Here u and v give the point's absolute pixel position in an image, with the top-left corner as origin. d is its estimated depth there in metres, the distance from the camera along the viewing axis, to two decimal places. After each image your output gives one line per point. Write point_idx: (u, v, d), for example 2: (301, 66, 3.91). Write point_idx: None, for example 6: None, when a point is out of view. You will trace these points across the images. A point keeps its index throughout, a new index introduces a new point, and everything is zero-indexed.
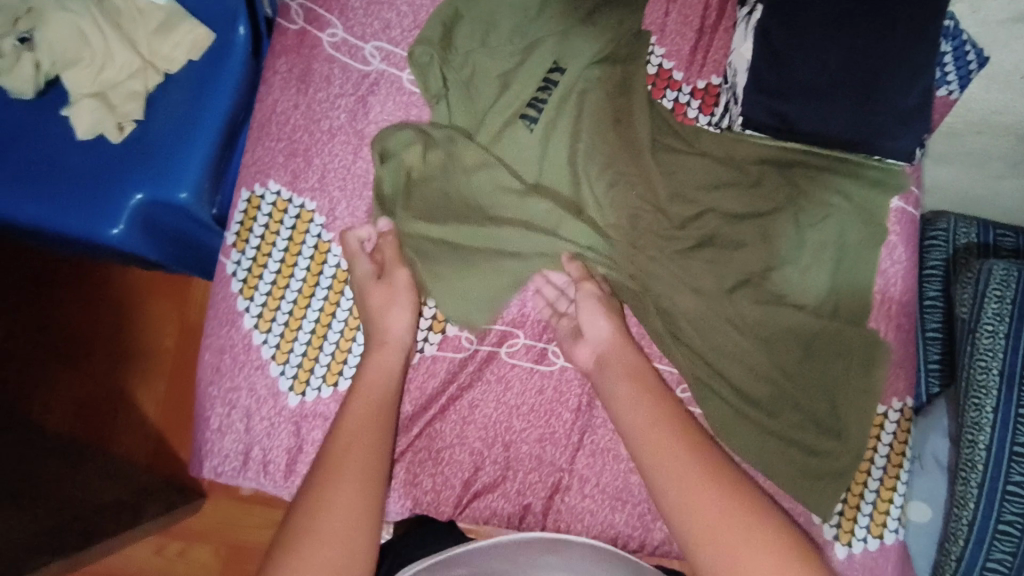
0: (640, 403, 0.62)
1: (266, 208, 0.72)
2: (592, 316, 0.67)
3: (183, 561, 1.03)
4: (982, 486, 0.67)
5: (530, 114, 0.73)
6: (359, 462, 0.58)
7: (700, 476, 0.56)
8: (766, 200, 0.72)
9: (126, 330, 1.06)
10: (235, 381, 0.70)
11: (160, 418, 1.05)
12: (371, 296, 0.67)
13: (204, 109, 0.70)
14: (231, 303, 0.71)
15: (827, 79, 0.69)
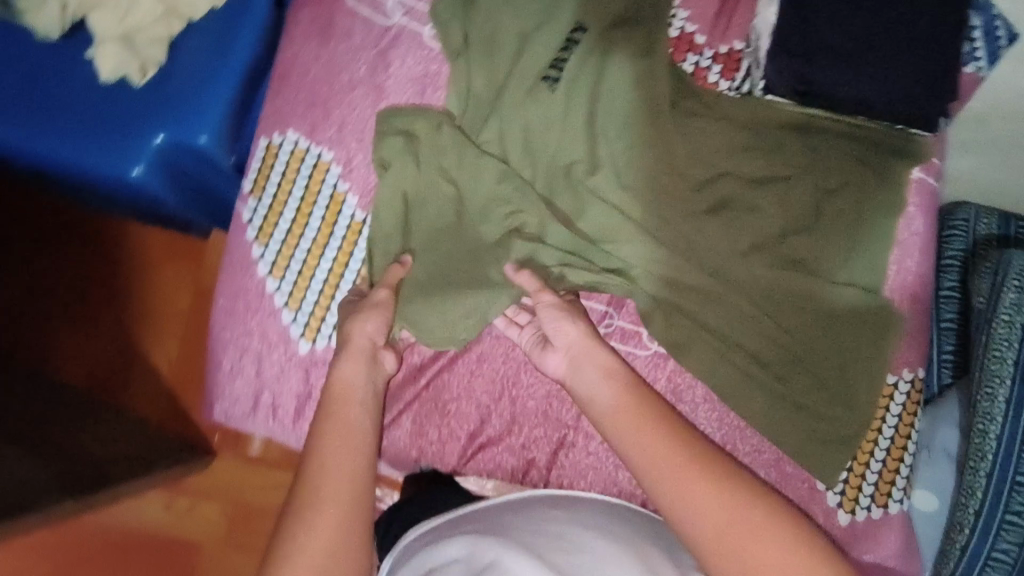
0: (643, 428, 0.57)
1: (283, 157, 0.73)
2: (556, 322, 0.64)
3: (191, 517, 1.04)
4: (989, 475, 0.68)
5: (552, 74, 0.72)
6: (333, 489, 0.55)
7: (700, 472, 0.54)
8: (784, 166, 0.72)
9: (141, 288, 1.07)
10: (247, 326, 0.72)
11: (172, 373, 1.06)
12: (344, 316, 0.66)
13: (226, 54, 0.70)
14: (248, 251, 0.72)
15: (854, 41, 0.68)
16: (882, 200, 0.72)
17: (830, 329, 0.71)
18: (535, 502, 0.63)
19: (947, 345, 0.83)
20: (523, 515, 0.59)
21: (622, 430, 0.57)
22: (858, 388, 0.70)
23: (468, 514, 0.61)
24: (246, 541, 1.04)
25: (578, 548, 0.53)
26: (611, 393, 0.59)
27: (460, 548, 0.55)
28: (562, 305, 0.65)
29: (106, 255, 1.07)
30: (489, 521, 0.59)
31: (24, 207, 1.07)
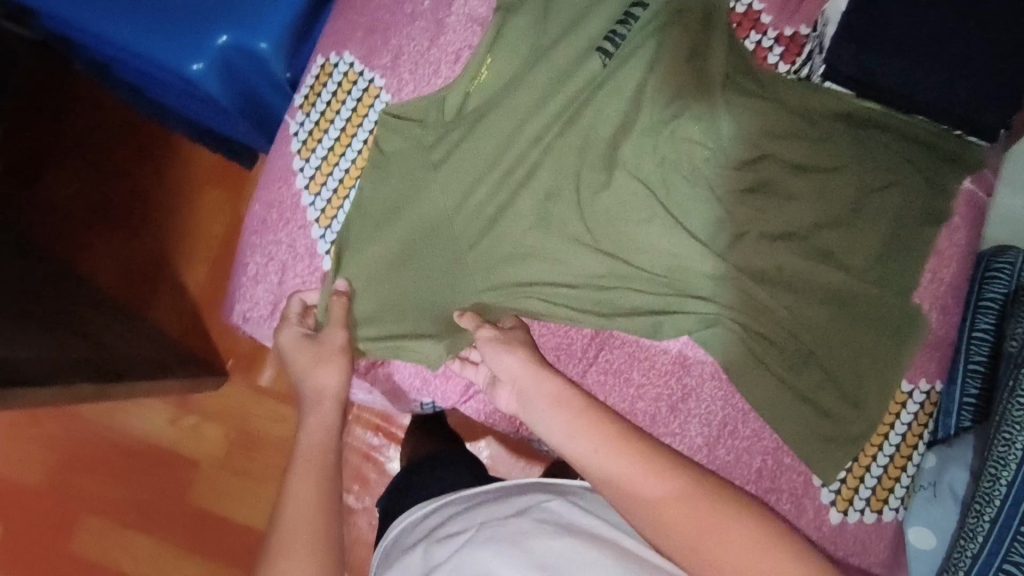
0: (641, 479, 0.54)
1: (337, 77, 0.74)
2: (496, 355, 0.64)
3: (194, 435, 1.06)
4: (994, 521, 0.64)
5: (605, 48, 0.72)
6: (308, 525, 0.56)
7: (667, 487, 0.53)
8: (832, 157, 0.70)
9: (181, 202, 1.10)
10: (277, 237, 0.74)
11: (198, 290, 1.09)
12: (301, 356, 0.67)
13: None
14: (288, 163, 0.74)
15: (924, 38, 0.67)
16: (928, 204, 0.70)
17: (852, 328, 0.69)
18: (518, 491, 0.62)
19: (972, 388, 0.75)
20: (507, 502, 0.58)
21: (617, 480, 0.54)
22: (869, 390, 0.69)
23: (455, 513, 0.60)
24: (240, 466, 1.05)
25: (558, 534, 0.52)
26: (563, 421, 0.58)
27: (444, 544, 0.55)
28: (495, 343, 0.64)
29: (151, 167, 1.10)
30: (471, 514, 0.58)
31: (83, 106, 1.11)
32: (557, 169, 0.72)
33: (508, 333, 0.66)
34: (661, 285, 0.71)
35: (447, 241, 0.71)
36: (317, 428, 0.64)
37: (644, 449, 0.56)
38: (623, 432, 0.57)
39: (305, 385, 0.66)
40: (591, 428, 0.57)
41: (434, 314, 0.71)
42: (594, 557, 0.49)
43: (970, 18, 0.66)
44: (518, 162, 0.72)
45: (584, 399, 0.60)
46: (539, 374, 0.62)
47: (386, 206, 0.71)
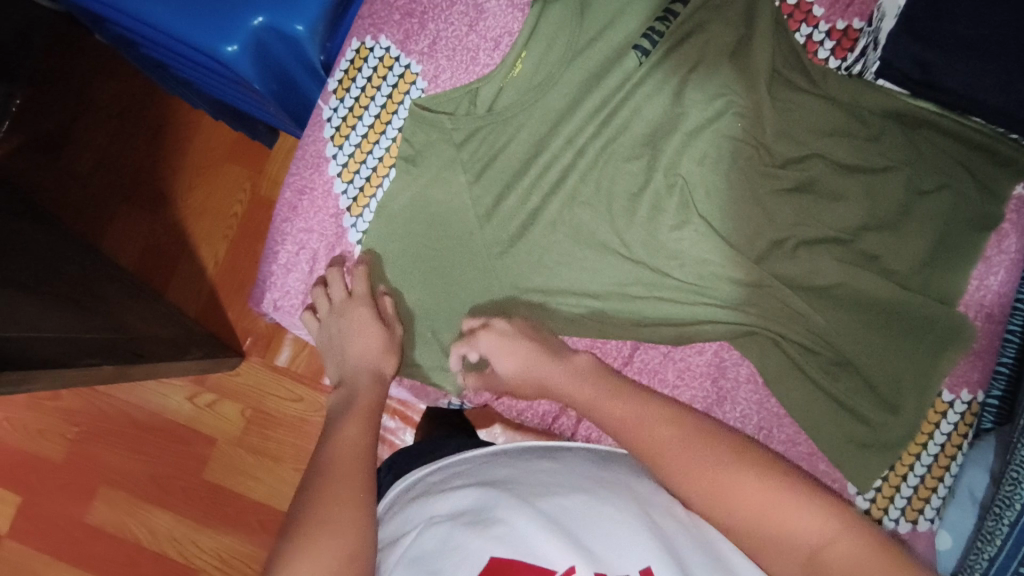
0: (660, 433, 0.55)
1: (372, 62, 0.72)
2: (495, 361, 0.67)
3: (212, 413, 1.06)
4: (1014, 524, 0.58)
5: (643, 45, 0.69)
6: (348, 469, 0.56)
7: (683, 439, 0.54)
8: (883, 157, 0.69)
9: (201, 179, 1.08)
10: (309, 224, 0.72)
11: (217, 271, 1.08)
12: (365, 336, 0.67)
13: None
14: (322, 149, 0.72)
15: (985, 33, 0.64)
16: (977, 209, 0.68)
17: (893, 335, 0.68)
18: (519, 456, 0.59)
19: (995, 390, 0.67)
20: (511, 465, 0.57)
21: (638, 431, 0.56)
22: (908, 397, 0.67)
23: (456, 474, 0.58)
24: (257, 445, 1.05)
25: (569, 491, 0.50)
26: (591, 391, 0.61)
27: (451, 497, 0.52)
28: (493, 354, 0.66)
29: (173, 146, 1.09)
30: (477, 475, 0.56)
31: (104, 81, 1.09)
32: (593, 161, 0.70)
33: (503, 368, 0.66)
34: (698, 283, 0.70)
35: (480, 233, 0.69)
36: (359, 396, 0.64)
37: (669, 417, 0.56)
38: (645, 406, 0.58)
39: (360, 364, 0.67)
40: (614, 404, 0.59)
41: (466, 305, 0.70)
42: (609, 512, 0.48)
43: None
44: (552, 155, 0.71)
45: (604, 375, 0.62)
46: (551, 387, 0.64)
47: (418, 194, 0.69)
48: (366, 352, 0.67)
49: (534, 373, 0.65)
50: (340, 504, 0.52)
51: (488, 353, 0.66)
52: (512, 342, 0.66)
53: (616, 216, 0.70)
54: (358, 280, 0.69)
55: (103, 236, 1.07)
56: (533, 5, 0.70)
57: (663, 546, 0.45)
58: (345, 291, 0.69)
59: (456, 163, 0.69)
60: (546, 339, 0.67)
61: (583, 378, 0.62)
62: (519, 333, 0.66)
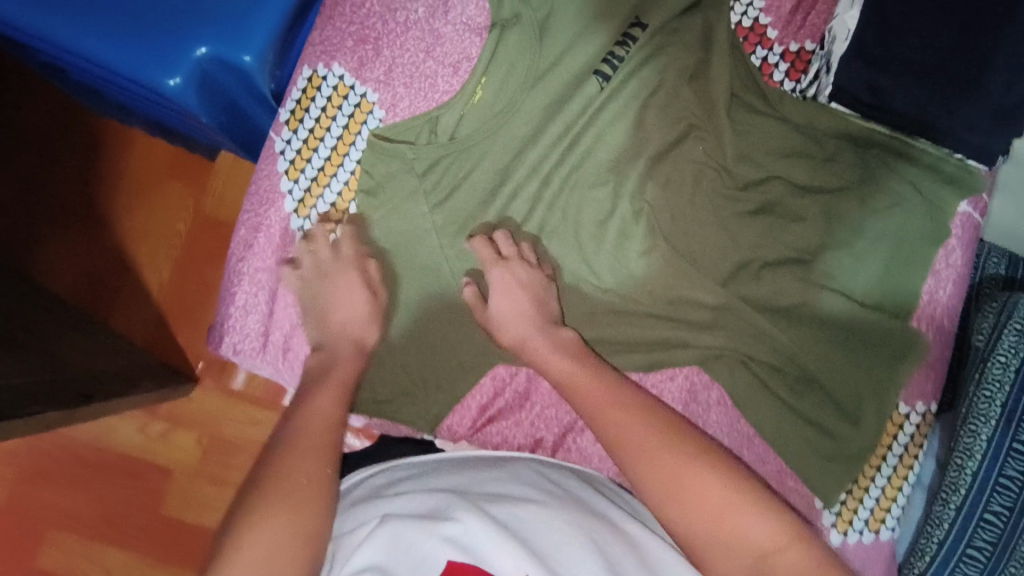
0: (629, 424, 0.56)
1: (326, 91, 0.69)
2: (506, 289, 0.65)
3: (165, 443, 1.01)
4: (959, 509, 0.65)
5: (604, 70, 0.70)
6: (314, 441, 0.56)
7: (649, 431, 0.56)
8: (837, 178, 0.70)
9: (141, 200, 1.02)
10: (267, 262, 0.68)
11: (163, 298, 1.02)
12: (352, 304, 0.66)
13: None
14: (275, 184, 0.69)
15: (931, 55, 0.66)
16: (927, 226, 0.71)
17: (855, 353, 0.69)
18: (467, 463, 0.59)
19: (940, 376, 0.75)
20: (461, 474, 0.57)
21: (611, 428, 0.57)
22: (868, 412, 0.69)
23: (409, 476, 0.57)
24: (216, 475, 1.01)
25: (523, 500, 0.51)
26: (568, 367, 0.62)
27: (404, 499, 0.52)
28: (508, 282, 0.65)
29: (110, 168, 1.03)
30: (430, 481, 0.55)
31: (33, 104, 1.02)
32: (558, 187, 0.70)
33: (495, 307, 0.66)
34: (670, 304, 0.70)
35: (448, 263, 0.68)
36: (337, 367, 0.63)
37: (641, 410, 0.58)
38: (618, 389, 0.60)
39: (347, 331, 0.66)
40: (589, 384, 0.60)
41: (434, 343, 0.68)
42: (562, 523, 0.49)
43: (976, 34, 0.65)
44: (518, 182, 0.70)
45: (586, 356, 0.63)
46: (528, 346, 0.64)
47: (380, 228, 0.67)
48: (354, 317, 0.66)
49: (523, 332, 0.65)
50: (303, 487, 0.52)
51: (492, 286, 0.66)
52: (512, 294, 0.65)
53: (583, 243, 0.70)
54: (347, 243, 0.67)
55: (34, 265, 0.99)
56: (490, 30, 0.69)
57: (609, 559, 0.47)
58: (336, 252, 0.67)
59: (418, 193, 0.67)
60: (546, 305, 0.66)
61: (564, 351, 0.63)
62: (527, 286, 0.66)
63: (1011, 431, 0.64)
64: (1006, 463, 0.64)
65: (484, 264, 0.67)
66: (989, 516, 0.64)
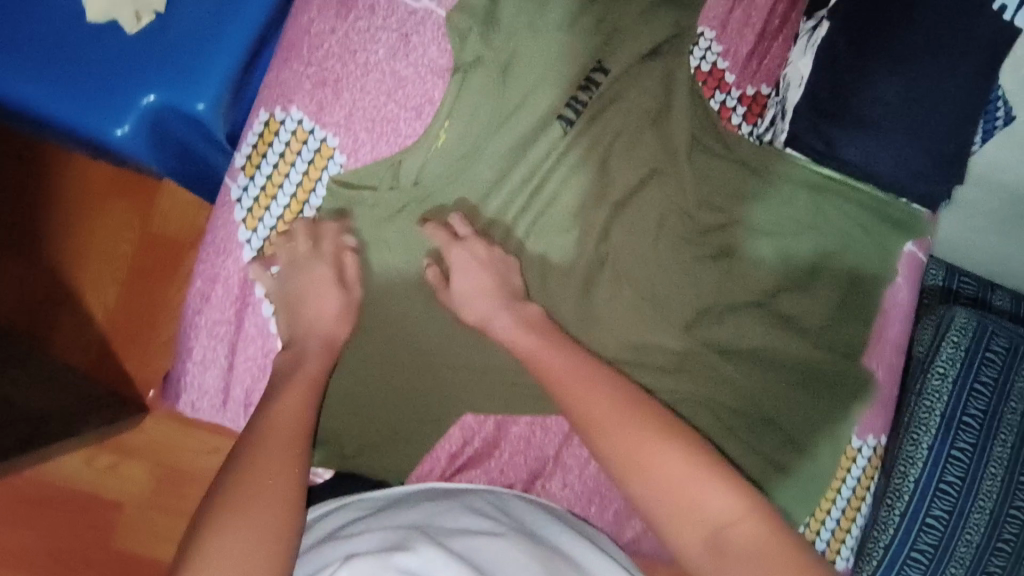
0: (596, 405, 0.59)
1: (284, 136, 0.67)
2: (463, 267, 0.65)
3: (114, 476, 0.95)
4: (904, 514, 0.73)
5: (567, 115, 0.70)
6: (279, 446, 0.55)
7: (615, 410, 0.58)
8: (793, 221, 0.73)
9: (84, 219, 0.97)
10: (224, 315, 0.66)
11: (108, 324, 0.97)
12: (323, 302, 0.64)
13: (236, 12, 0.64)
14: (233, 233, 0.66)
15: (881, 109, 0.69)
16: (876, 267, 0.74)
17: (809, 391, 0.72)
18: (428, 500, 0.59)
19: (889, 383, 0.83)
20: (420, 510, 0.56)
21: (581, 408, 0.59)
22: (822, 447, 0.72)
23: (367, 516, 0.56)
24: (173, 507, 0.96)
25: (480, 534, 0.51)
26: (532, 343, 0.63)
27: (363, 539, 0.51)
28: (468, 257, 0.65)
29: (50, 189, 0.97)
30: (389, 519, 0.55)
31: None
32: (523, 231, 0.70)
33: (456, 288, 0.66)
34: (635, 347, 0.71)
35: (417, 310, 0.68)
36: (304, 365, 0.62)
37: (607, 386, 0.60)
38: (583, 367, 0.61)
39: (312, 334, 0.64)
40: (553, 358, 0.62)
41: (402, 393, 0.67)
42: (518, 553, 0.50)
43: (922, 87, 0.68)
44: (483, 230, 0.69)
45: (547, 331, 0.64)
46: (494, 325, 0.65)
47: (346, 253, 0.66)
48: (323, 316, 0.64)
49: (486, 307, 0.65)
50: (266, 510, 0.50)
51: (452, 267, 0.65)
52: (472, 274, 0.65)
53: (548, 288, 0.70)
54: (328, 238, 0.66)
55: None
56: (453, 75, 0.68)
57: None
58: (311, 247, 0.66)
59: (386, 242, 0.68)
60: (510, 280, 0.67)
61: (530, 328, 0.64)
62: (488, 264, 0.66)
63: (947, 437, 0.74)
64: (943, 468, 0.73)
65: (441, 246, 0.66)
66: (931, 519, 0.73)
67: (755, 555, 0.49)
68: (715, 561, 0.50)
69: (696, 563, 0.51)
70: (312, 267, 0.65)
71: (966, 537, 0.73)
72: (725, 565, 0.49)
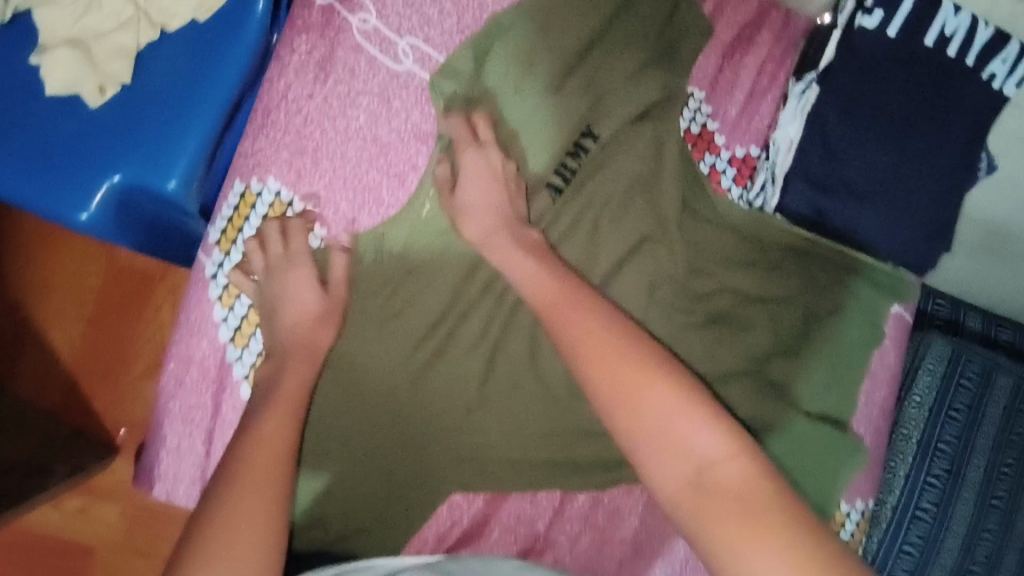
0: (592, 333, 0.57)
1: (261, 208, 0.64)
2: (473, 176, 0.64)
3: (83, 520, 0.93)
4: (882, 543, 0.71)
5: (556, 182, 0.68)
6: (261, 468, 0.55)
7: (611, 341, 0.56)
8: (782, 287, 0.72)
9: (48, 254, 0.95)
10: (201, 399, 0.64)
11: (75, 359, 0.94)
12: (306, 308, 0.63)
13: (206, 88, 0.61)
14: (207, 313, 0.64)
15: (870, 181, 0.69)
16: (866, 331, 0.74)
17: (798, 460, 0.72)
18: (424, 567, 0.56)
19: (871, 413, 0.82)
20: None
21: (572, 337, 0.57)
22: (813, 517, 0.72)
23: None
24: (143, 547, 0.93)
25: None
26: (524, 273, 0.61)
27: None
28: (479, 172, 0.64)
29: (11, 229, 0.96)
30: None
31: None
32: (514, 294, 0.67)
33: (461, 195, 0.64)
34: None
35: (403, 386, 0.66)
36: (287, 379, 0.61)
37: (600, 319, 0.58)
38: (580, 297, 0.59)
39: (296, 341, 0.62)
40: (554, 292, 0.60)
41: (389, 474, 0.67)
42: None
43: (912, 156, 0.68)
44: (472, 302, 0.67)
45: (545, 257, 0.62)
46: (493, 242, 0.63)
47: (340, 265, 0.65)
48: (305, 321, 0.63)
49: (487, 229, 0.63)
50: (241, 568, 0.48)
51: (464, 168, 0.64)
52: (481, 187, 0.64)
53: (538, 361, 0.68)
54: (295, 238, 0.64)
55: None
56: (441, 143, 0.66)
57: None
58: (281, 250, 0.64)
59: (369, 315, 0.66)
60: (514, 204, 0.65)
61: (531, 252, 0.62)
62: (498, 175, 0.65)
63: (925, 466, 0.71)
64: (920, 496, 0.71)
65: (457, 143, 0.65)
66: (908, 547, 0.71)
67: (736, 494, 0.47)
68: (694, 496, 0.49)
69: (672, 497, 0.50)
70: (290, 268, 0.64)
71: (940, 564, 0.71)
72: (706, 503, 0.48)
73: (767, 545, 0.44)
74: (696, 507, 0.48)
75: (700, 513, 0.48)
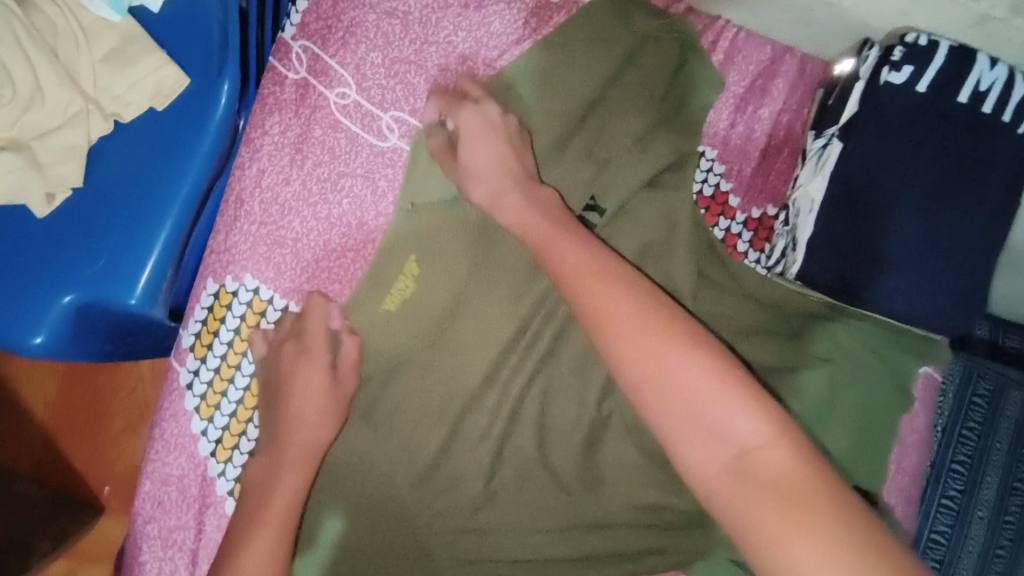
0: (615, 299, 0.50)
1: (238, 308, 0.61)
2: (478, 133, 0.58)
3: None
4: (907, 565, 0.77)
5: None
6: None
7: (638, 308, 0.49)
8: (805, 358, 0.66)
9: None
10: (182, 520, 0.60)
11: (48, 419, 0.89)
12: (310, 394, 0.58)
13: (163, 195, 0.59)
14: (185, 426, 0.60)
15: (905, 251, 0.63)
16: (894, 396, 0.69)
17: None
18: None
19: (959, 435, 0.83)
20: None
21: (593, 303, 0.50)
22: None
23: None
24: None
25: None
26: (539, 234, 0.55)
27: None
28: (484, 131, 0.58)
29: None
30: None
31: None
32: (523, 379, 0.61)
33: (465, 160, 0.58)
34: (642, 509, 0.61)
35: (404, 489, 0.60)
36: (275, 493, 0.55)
37: (623, 286, 0.51)
38: (597, 258, 0.53)
39: (298, 428, 0.57)
40: (574, 258, 0.53)
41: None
42: None
43: (946, 220, 0.63)
44: (475, 393, 0.61)
45: (558, 219, 0.56)
46: (502, 203, 0.57)
47: (350, 348, 0.59)
48: (308, 409, 0.57)
49: (496, 189, 0.57)
50: None
51: (464, 131, 0.58)
52: (488, 145, 0.57)
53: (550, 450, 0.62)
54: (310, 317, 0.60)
55: None
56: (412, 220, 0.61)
57: None
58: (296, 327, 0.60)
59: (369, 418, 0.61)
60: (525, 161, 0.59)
61: (542, 208, 0.56)
62: (500, 130, 0.58)
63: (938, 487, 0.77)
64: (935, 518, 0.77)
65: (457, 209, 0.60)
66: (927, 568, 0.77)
67: (782, 484, 0.42)
68: (738, 484, 0.43)
69: (710, 485, 0.44)
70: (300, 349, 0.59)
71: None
72: (744, 491, 0.43)
73: (814, 547, 0.40)
74: (733, 494, 0.43)
75: (741, 503, 0.43)
